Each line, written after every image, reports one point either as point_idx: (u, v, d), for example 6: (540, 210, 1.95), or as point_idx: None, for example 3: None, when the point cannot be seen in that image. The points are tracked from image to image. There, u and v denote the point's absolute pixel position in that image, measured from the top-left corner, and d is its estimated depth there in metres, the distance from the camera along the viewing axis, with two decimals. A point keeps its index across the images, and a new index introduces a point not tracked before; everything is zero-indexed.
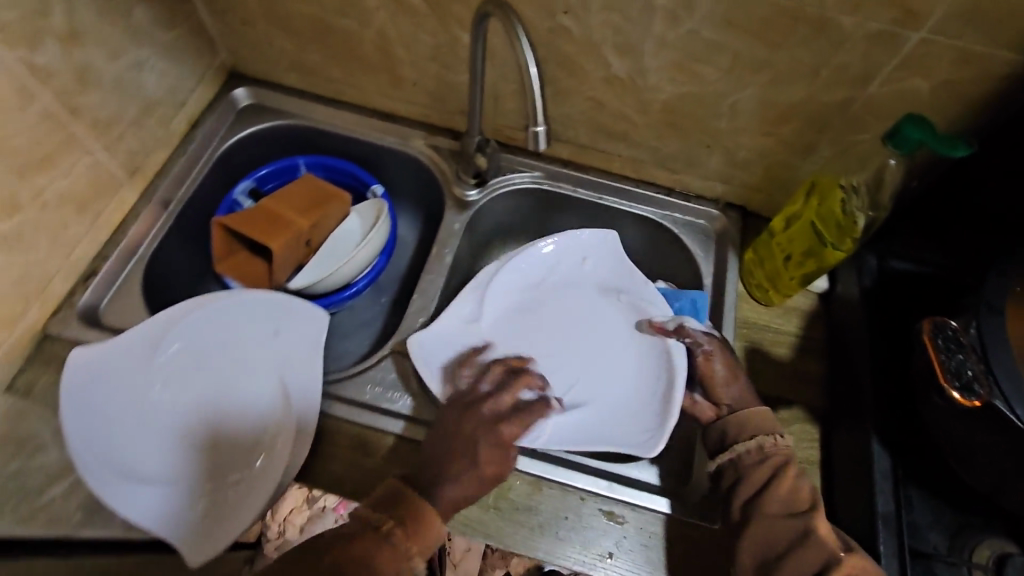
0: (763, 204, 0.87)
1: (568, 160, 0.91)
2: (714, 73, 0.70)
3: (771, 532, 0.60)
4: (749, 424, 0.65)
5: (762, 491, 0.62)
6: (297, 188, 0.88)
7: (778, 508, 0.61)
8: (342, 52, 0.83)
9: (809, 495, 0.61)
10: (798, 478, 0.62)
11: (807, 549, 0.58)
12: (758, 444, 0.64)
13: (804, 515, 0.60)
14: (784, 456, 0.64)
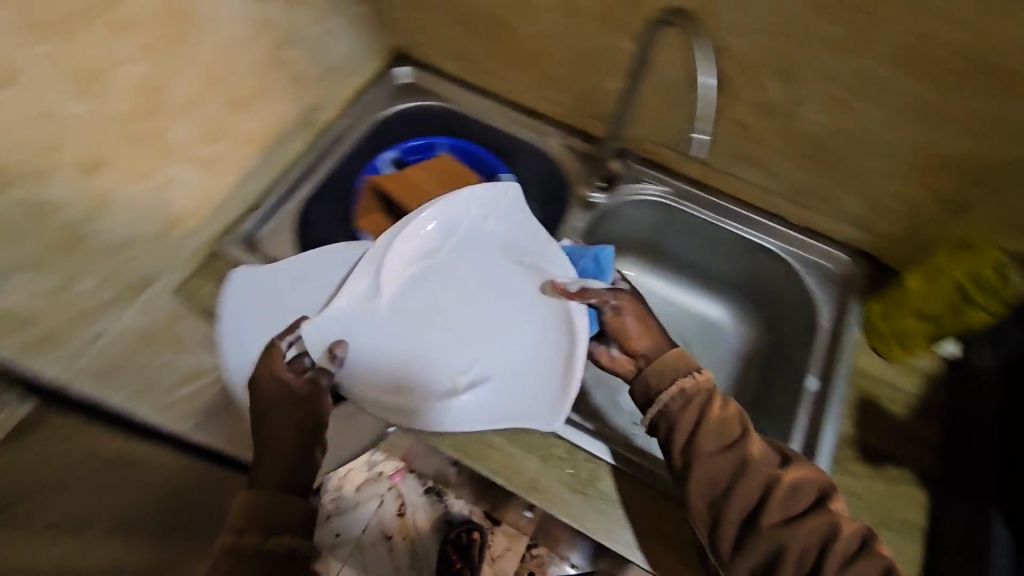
0: (896, 256, 0.85)
1: (697, 181, 0.93)
2: (878, 112, 0.70)
3: (715, 468, 0.60)
4: (668, 367, 0.65)
5: (694, 430, 0.62)
6: (437, 163, 0.93)
7: (714, 443, 0.61)
8: (505, 47, 0.89)
9: (733, 422, 0.62)
10: (722, 407, 0.63)
11: (752, 475, 0.59)
12: (676, 386, 0.63)
13: (736, 446, 0.60)
14: (705, 392, 0.63)
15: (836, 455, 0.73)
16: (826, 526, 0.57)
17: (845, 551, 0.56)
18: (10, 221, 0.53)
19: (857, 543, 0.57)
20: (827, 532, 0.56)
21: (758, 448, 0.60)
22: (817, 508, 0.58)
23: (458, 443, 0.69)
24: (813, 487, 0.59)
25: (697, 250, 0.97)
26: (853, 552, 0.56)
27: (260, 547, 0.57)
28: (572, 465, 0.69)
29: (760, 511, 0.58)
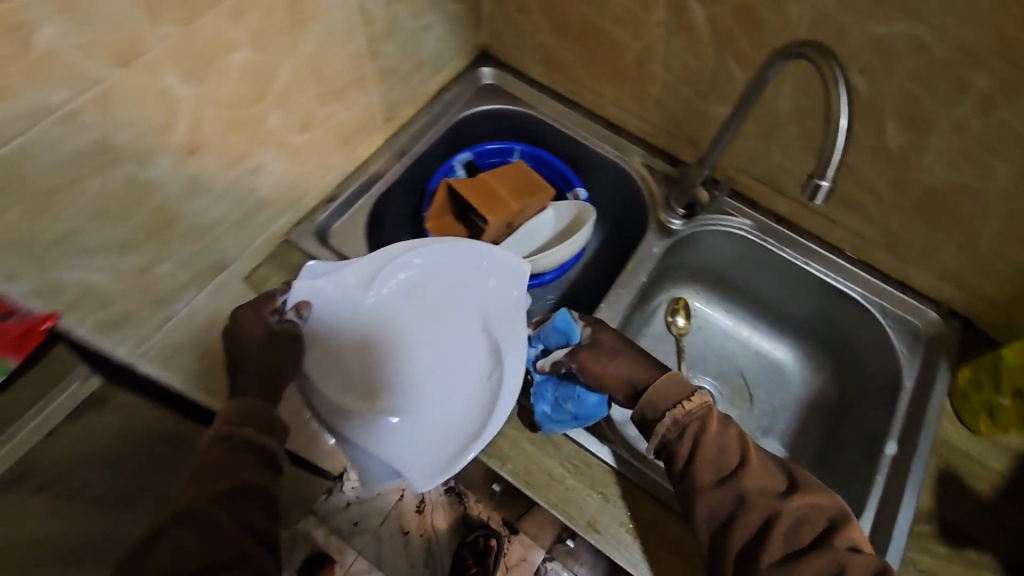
0: (994, 322, 0.80)
1: (784, 218, 0.89)
2: (1009, 172, 0.65)
3: (716, 502, 0.59)
4: (658, 398, 0.64)
5: (693, 460, 0.61)
6: (512, 170, 0.91)
7: (712, 475, 0.60)
8: (600, 58, 0.86)
9: (735, 450, 0.61)
10: (720, 432, 0.62)
11: (752, 508, 0.58)
12: (673, 417, 0.62)
13: (735, 477, 0.59)
14: (702, 417, 0.62)
15: (914, 528, 0.69)
16: (829, 563, 0.55)
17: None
18: (109, 199, 0.52)
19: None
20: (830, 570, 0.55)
21: (756, 479, 0.59)
22: (822, 543, 0.57)
23: (520, 470, 0.67)
24: (820, 519, 0.58)
25: (773, 289, 0.92)
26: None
27: (253, 442, 0.59)
28: (635, 507, 0.65)
29: (759, 544, 0.57)
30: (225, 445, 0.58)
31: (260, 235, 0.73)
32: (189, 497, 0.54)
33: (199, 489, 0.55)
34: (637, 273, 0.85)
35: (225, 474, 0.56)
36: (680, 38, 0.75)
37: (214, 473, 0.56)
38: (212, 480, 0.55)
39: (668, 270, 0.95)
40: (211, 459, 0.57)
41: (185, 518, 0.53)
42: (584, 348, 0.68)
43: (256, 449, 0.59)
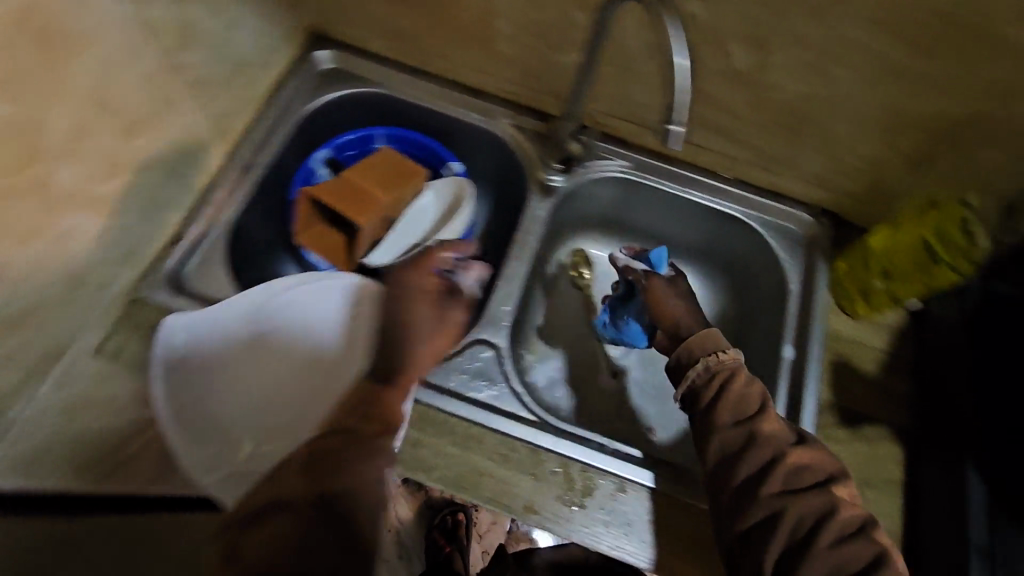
0: (858, 213, 0.85)
1: (658, 152, 0.88)
2: (848, 73, 0.66)
3: (727, 439, 0.62)
4: (696, 346, 0.68)
5: (715, 402, 0.64)
6: (378, 158, 0.86)
7: (731, 416, 0.63)
8: (440, 21, 0.80)
9: (756, 399, 0.64)
10: (746, 383, 0.64)
11: (762, 448, 0.60)
12: (705, 363, 0.66)
13: (751, 420, 0.62)
14: (730, 370, 0.65)
15: (819, 421, 0.74)
16: (824, 502, 0.58)
17: (846, 525, 0.57)
18: None
19: (856, 523, 0.58)
20: (824, 507, 0.58)
21: (772, 424, 0.62)
22: (820, 486, 0.59)
23: (448, 477, 0.66)
24: (821, 469, 0.60)
25: (661, 222, 0.93)
26: (852, 529, 0.57)
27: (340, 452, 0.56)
28: (567, 481, 0.67)
29: (761, 479, 0.59)
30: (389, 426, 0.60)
31: (99, 299, 0.64)
32: (301, 475, 0.54)
33: (313, 461, 0.55)
34: (526, 240, 0.83)
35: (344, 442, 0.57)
36: None
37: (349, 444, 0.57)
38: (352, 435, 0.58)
39: (561, 226, 0.94)
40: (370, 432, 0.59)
41: (287, 502, 0.51)
42: (657, 279, 0.81)
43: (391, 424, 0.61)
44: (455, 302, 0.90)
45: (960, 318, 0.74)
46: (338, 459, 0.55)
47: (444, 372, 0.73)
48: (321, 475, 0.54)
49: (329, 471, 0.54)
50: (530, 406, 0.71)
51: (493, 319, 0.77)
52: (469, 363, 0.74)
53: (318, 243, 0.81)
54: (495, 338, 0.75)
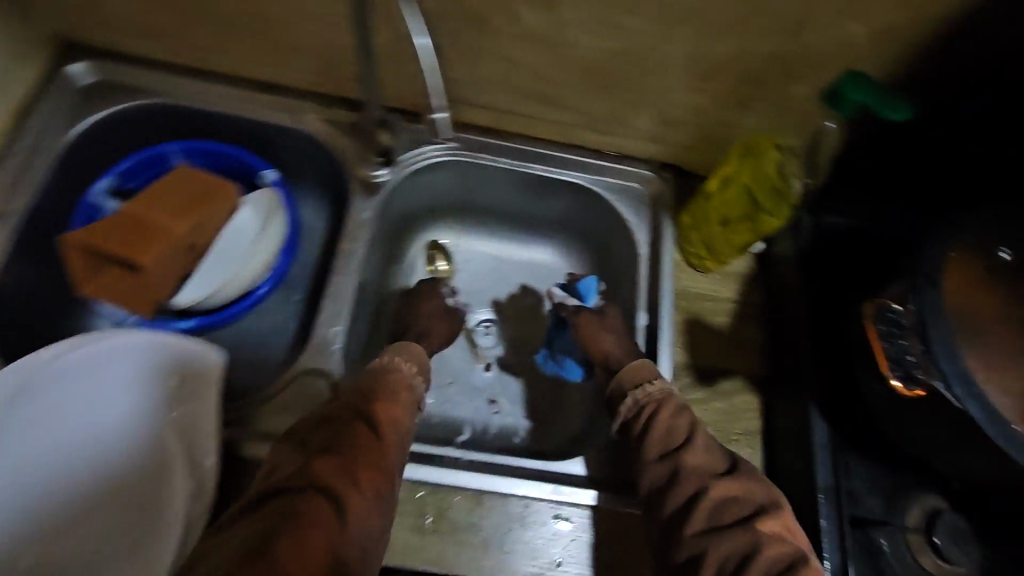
0: (698, 162, 0.82)
1: (486, 127, 0.82)
2: (638, 22, 0.62)
3: (654, 475, 0.59)
4: (625, 377, 0.65)
5: (642, 436, 0.61)
6: (170, 181, 0.76)
7: (658, 450, 0.59)
8: (202, 14, 0.70)
9: (683, 430, 0.60)
10: (674, 415, 0.61)
11: (685, 483, 0.56)
12: (633, 397, 0.63)
13: (676, 453, 0.58)
14: (657, 402, 0.62)
15: (676, 386, 0.73)
16: (746, 541, 0.52)
17: (774, 563, 0.50)
18: None
19: (786, 560, 0.50)
20: (745, 548, 0.51)
21: (696, 456, 0.58)
22: (747, 521, 0.53)
23: None
24: (750, 502, 0.55)
25: (507, 201, 0.87)
26: (781, 568, 0.50)
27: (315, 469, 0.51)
28: (417, 507, 0.63)
29: (686, 516, 0.55)
30: (406, 385, 0.63)
31: None
32: (315, 441, 0.54)
33: (379, 423, 0.57)
34: (352, 248, 0.76)
35: (385, 408, 0.59)
36: None
37: (362, 402, 0.59)
38: (360, 395, 0.60)
39: (403, 223, 0.87)
40: (383, 397, 0.60)
41: (377, 463, 0.54)
42: (587, 313, 0.75)
43: (408, 387, 0.63)
44: (302, 320, 0.82)
45: (797, 259, 0.73)
46: (352, 417, 0.57)
47: (272, 414, 0.66)
48: (395, 432, 0.58)
49: (351, 431, 0.55)
50: None
51: (322, 344, 0.70)
52: (298, 400, 0.67)
53: (108, 292, 0.72)
54: (328, 366, 0.69)
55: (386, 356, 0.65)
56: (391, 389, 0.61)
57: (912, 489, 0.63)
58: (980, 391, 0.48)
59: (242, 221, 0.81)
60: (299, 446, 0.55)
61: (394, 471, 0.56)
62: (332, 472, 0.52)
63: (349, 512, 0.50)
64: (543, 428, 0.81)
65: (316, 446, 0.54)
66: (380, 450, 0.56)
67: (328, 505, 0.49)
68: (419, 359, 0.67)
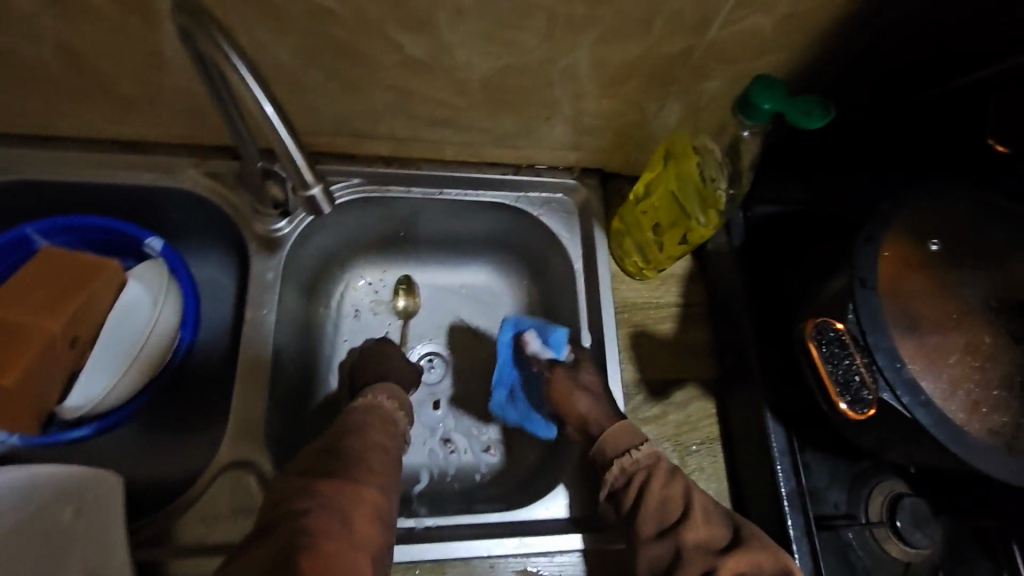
0: (620, 164, 0.78)
1: (391, 157, 0.75)
2: (532, 39, 0.56)
3: (654, 556, 0.54)
4: (608, 446, 0.60)
5: (636, 511, 0.57)
6: (34, 270, 0.66)
7: (653, 526, 0.55)
8: (24, 78, 0.59)
9: (678, 500, 0.55)
10: (666, 483, 0.57)
11: (688, 564, 0.51)
12: (619, 466, 0.59)
13: (675, 529, 0.54)
14: (646, 470, 0.58)
15: (629, 405, 0.70)
16: None
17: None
18: None
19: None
20: None
21: (696, 528, 0.53)
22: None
23: None
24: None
25: (428, 229, 0.81)
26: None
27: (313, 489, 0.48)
28: None
29: None
30: (394, 418, 0.60)
31: None
32: (310, 466, 0.51)
33: (372, 448, 0.54)
34: (262, 314, 0.68)
35: (375, 434, 0.56)
36: (80, 21, 0.52)
37: (352, 431, 0.56)
38: (350, 424, 0.57)
39: (319, 270, 0.79)
40: (374, 426, 0.57)
41: (375, 483, 0.51)
42: (560, 369, 0.69)
43: (396, 421, 0.61)
44: (225, 393, 0.75)
45: (733, 255, 0.71)
46: (342, 444, 0.53)
47: (195, 523, 0.59)
48: (388, 456, 0.55)
49: (342, 455, 0.52)
50: None
51: (244, 432, 0.63)
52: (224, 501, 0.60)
53: None
54: (249, 456, 0.62)
55: (368, 390, 0.63)
56: (379, 417, 0.59)
57: (873, 476, 0.63)
58: (926, 397, 0.47)
59: (134, 295, 0.72)
60: (290, 475, 0.50)
61: (391, 492, 0.52)
62: (331, 491, 0.48)
63: (354, 527, 0.46)
64: (502, 464, 0.77)
65: (310, 470, 0.50)
66: (378, 471, 0.53)
67: (331, 523, 0.45)
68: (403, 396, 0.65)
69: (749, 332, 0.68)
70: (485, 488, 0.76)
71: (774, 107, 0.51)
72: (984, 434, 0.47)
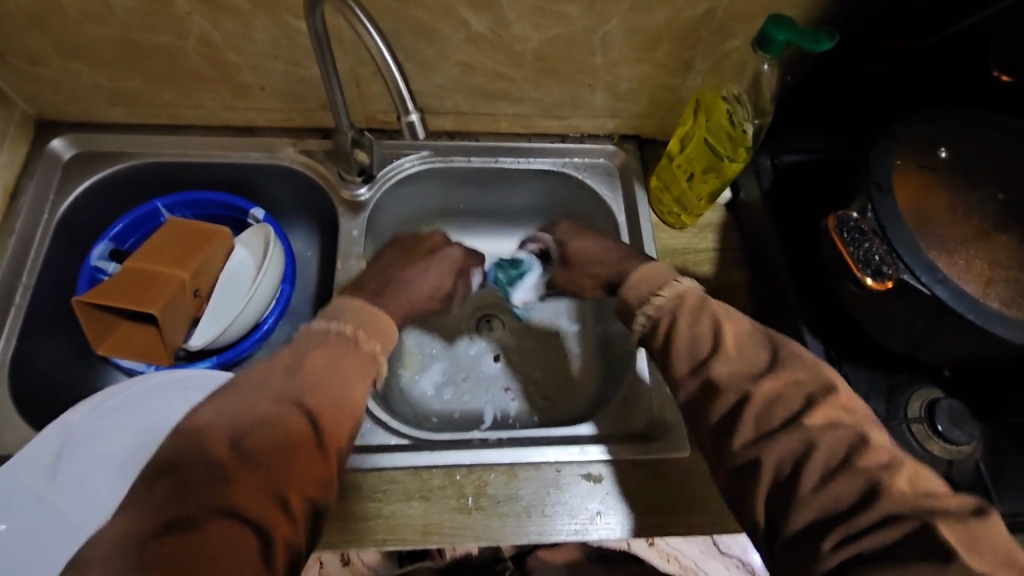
0: (655, 129, 0.88)
1: (453, 132, 0.87)
2: (576, 10, 0.67)
3: (688, 391, 0.55)
4: (634, 291, 0.62)
5: (665, 350, 0.58)
6: (167, 233, 0.78)
7: (686, 362, 0.56)
8: (167, 70, 0.74)
9: (706, 335, 0.56)
10: (691, 321, 0.57)
11: (723, 390, 0.53)
12: (646, 309, 0.60)
13: (706, 361, 0.55)
14: (674, 306, 0.59)
15: None
16: (800, 440, 0.48)
17: (831, 460, 0.47)
18: None
19: (842, 455, 0.47)
20: (801, 446, 0.48)
21: (729, 362, 0.54)
22: (795, 418, 0.50)
23: (344, 534, 0.64)
24: (800, 396, 0.51)
25: (484, 199, 0.91)
26: (836, 461, 0.47)
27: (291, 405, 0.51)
28: (457, 489, 0.66)
29: (732, 426, 0.51)
30: (363, 372, 0.57)
31: None
32: (246, 437, 0.48)
33: (322, 423, 0.52)
34: (350, 264, 0.80)
35: (332, 406, 0.53)
36: (220, 17, 0.66)
37: (306, 395, 0.52)
38: (305, 378, 0.53)
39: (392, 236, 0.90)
40: (336, 389, 0.54)
41: (317, 472, 0.50)
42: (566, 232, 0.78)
43: (365, 370, 0.57)
44: None
45: (763, 198, 0.79)
46: (290, 414, 0.51)
47: None
48: (339, 437, 0.53)
49: (284, 430, 0.49)
50: (400, 431, 0.71)
51: None
52: None
53: (127, 349, 0.74)
54: None
55: (347, 330, 0.59)
56: (344, 372, 0.56)
57: (912, 385, 0.68)
58: (943, 275, 0.54)
59: (241, 258, 0.83)
60: (222, 444, 0.47)
61: (336, 472, 0.52)
62: (253, 496, 0.46)
63: (275, 542, 0.45)
64: (556, 402, 0.85)
65: (243, 446, 0.48)
66: (323, 460, 0.51)
67: (251, 537, 0.44)
68: (381, 336, 0.61)
69: (781, 262, 0.74)
70: (543, 423, 0.83)
71: (788, 39, 0.60)
72: (1001, 306, 0.54)
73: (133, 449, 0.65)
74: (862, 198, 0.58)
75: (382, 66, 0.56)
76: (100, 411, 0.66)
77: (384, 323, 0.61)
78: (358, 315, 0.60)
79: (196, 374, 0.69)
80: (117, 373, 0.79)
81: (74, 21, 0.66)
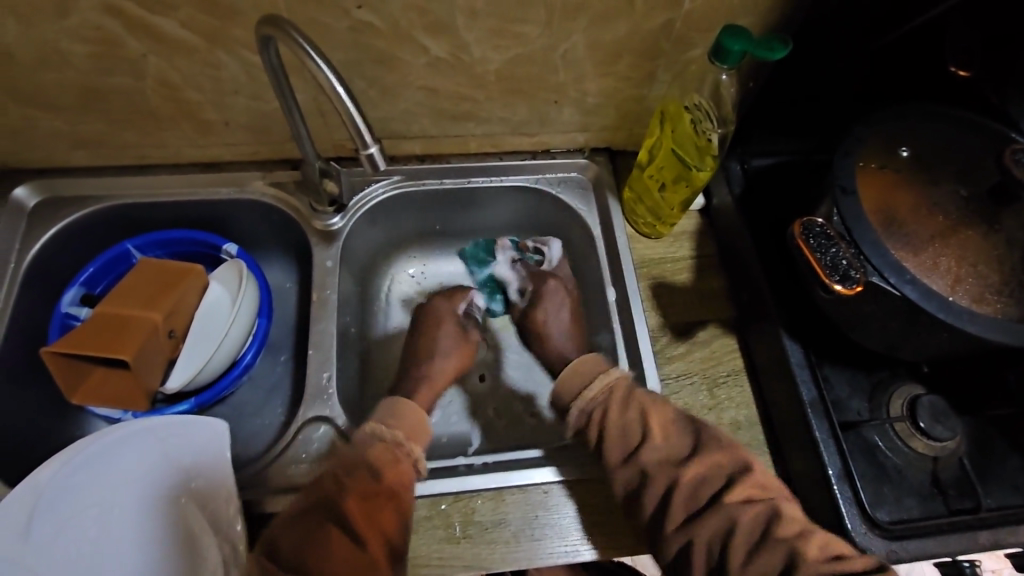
0: (626, 140, 0.88)
1: (424, 155, 0.86)
2: (534, 30, 0.67)
3: (625, 477, 0.64)
4: (569, 386, 0.70)
5: (600, 441, 0.66)
6: (139, 274, 0.77)
7: (620, 452, 0.65)
8: (130, 112, 0.73)
9: (636, 427, 0.65)
10: (621, 411, 0.66)
11: (654, 480, 0.63)
12: (578, 406, 0.68)
13: (636, 453, 0.64)
14: (603, 396, 0.68)
15: (656, 346, 0.76)
16: (722, 521, 0.60)
17: (750, 530, 0.59)
18: None
19: (763, 519, 0.59)
20: (725, 526, 0.60)
21: (654, 452, 0.64)
22: (717, 499, 0.61)
23: None
24: (720, 479, 0.62)
25: (460, 219, 0.90)
26: (757, 536, 0.59)
27: (330, 514, 0.59)
28: (444, 519, 0.65)
29: (664, 513, 0.62)
30: (398, 463, 0.63)
31: None
32: (295, 549, 0.56)
33: (362, 529, 0.59)
34: (325, 296, 0.79)
35: (367, 504, 0.60)
36: (176, 56, 0.66)
37: (340, 499, 0.60)
38: (346, 485, 0.61)
39: (368, 263, 0.89)
40: (368, 484, 0.61)
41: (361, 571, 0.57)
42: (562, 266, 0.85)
43: (400, 462, 0.64)
44: (294, 376, 0.84)
45: (734, 204, 0.79)
46: (327, 519, 0.59)
47: (281, 469, 0.68)
48: (382, 532, 0.60)
49: (329, 537, 0.58)
50: None
51: (318, 395, 0.72)
52: (304, 449, 0.70)
53: (102, 396, 0.72)
54: (323, 413, 0.72)
55: (375, 427, 0.66)
56: (379, 469, 0.62)
57: (892, 383, 0.69)
58: (912, 275, 0.54)
59: (217, 294, 0.81)
60: (270, 556, 0.56)
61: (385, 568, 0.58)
62: None
63: None
64: (544, 421, 0.84)
65: (290, 560, 0.56)
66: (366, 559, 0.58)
67: None
68: (415, 430, 0.67)
69: (757, 267, 0.74)
70: (534, 443, 0.82)
71: (743, 49, 0.62)
72: (970, 303, 0.54)
73: (115, 494, 0.66)
74: (829, 202, 0.58)
75: (339, 103, 0.55)
76: (81, 459, 0.65)
77: (414, 412, 0.69)
78: (389, 410, 0.68)
79: (171, 425, 0.68)
80: (94, 418, 0.78)
81: (28, 68, 0.66)
